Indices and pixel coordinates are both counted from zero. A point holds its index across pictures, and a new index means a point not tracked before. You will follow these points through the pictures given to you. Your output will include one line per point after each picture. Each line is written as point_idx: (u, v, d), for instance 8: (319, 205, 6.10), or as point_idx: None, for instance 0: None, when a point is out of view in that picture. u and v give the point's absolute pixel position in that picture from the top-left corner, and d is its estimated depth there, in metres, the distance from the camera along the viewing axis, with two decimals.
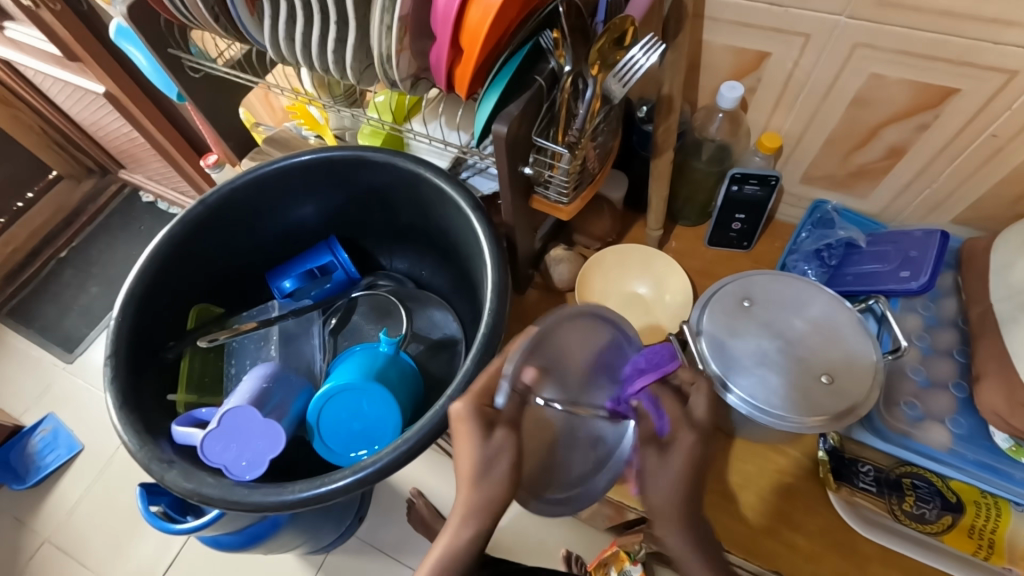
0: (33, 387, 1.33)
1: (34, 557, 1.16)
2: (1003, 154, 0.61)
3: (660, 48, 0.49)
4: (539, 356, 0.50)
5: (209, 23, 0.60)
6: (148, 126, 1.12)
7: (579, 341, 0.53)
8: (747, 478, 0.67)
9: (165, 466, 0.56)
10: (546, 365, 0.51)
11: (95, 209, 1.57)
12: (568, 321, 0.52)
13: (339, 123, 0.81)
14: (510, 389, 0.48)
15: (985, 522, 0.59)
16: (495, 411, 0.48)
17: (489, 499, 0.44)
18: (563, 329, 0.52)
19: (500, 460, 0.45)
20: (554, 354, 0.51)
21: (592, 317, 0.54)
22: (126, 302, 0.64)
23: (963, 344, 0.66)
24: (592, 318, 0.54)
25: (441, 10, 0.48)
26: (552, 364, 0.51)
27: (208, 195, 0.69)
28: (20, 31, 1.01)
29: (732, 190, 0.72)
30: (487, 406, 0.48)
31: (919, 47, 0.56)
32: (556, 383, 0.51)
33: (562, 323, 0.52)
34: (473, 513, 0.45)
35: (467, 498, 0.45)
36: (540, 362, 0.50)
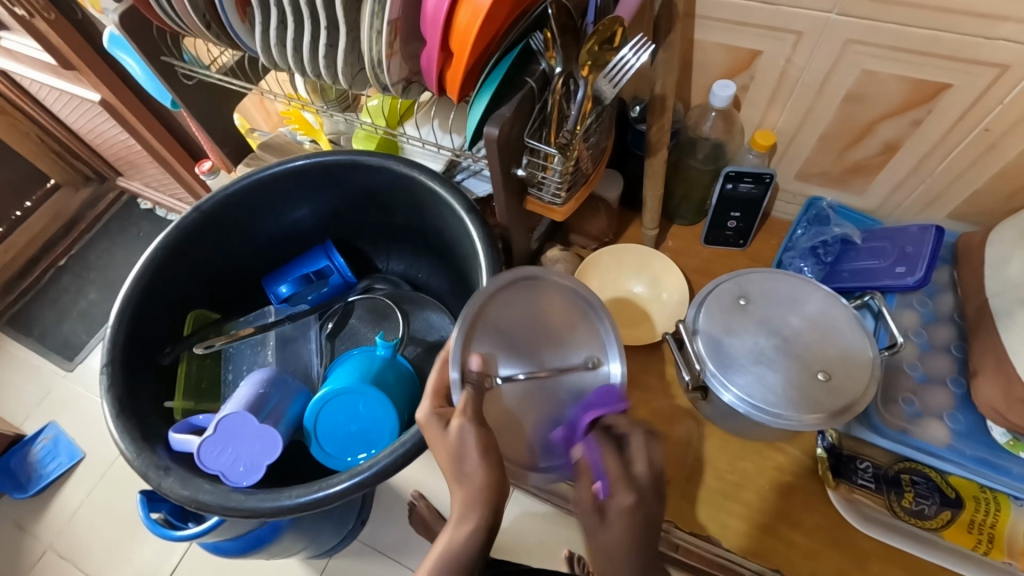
0: (34, 395, 1.34)
1: (36, 565, 1.16)
2: (997, 148, 0.61)
3: (650, 47, 0.49)
4: (478, 339, 0.52)
5: (201, 30, 0.60)
6: (144, 133, 1.12)
7: (514, 308, 0.55)
8: (746, 477, 0.67)
9: (162, 473, 0.56)
10: (488, 348, 0.52)
11: (93, 216, 1.57)
12: (496, 294, 0.55)
13: (335, 127, 0.83)
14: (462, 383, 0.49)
15: (985, 517, 0.59)
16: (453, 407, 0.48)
17: (483, 494, 0.43)
18: (493, 304, 0.54)
19: (468, 444, 0.44)
20: (493, 330, 0.53)
21: (519, 282, 0.56)
22: (123, 309, 0.64)
23: (960, 339, 0.66)
24: (520, 285, 0.56)
25: (430, 13, 0.48)
26: (495, 341, 0.53)
27: (203, 201, 0.69)
28: (15, 40, 1.02)
29: (727, 188, 0.72)
30: (443, 407, 0.49)
31: (911, 43, 0.56)
32: (506, 356, 0.53)
33: (490, 298, 0.54)
34: (469, 508, 0.43)
35: (462, 497, 0.44)
36: (480, 348, 0.52)
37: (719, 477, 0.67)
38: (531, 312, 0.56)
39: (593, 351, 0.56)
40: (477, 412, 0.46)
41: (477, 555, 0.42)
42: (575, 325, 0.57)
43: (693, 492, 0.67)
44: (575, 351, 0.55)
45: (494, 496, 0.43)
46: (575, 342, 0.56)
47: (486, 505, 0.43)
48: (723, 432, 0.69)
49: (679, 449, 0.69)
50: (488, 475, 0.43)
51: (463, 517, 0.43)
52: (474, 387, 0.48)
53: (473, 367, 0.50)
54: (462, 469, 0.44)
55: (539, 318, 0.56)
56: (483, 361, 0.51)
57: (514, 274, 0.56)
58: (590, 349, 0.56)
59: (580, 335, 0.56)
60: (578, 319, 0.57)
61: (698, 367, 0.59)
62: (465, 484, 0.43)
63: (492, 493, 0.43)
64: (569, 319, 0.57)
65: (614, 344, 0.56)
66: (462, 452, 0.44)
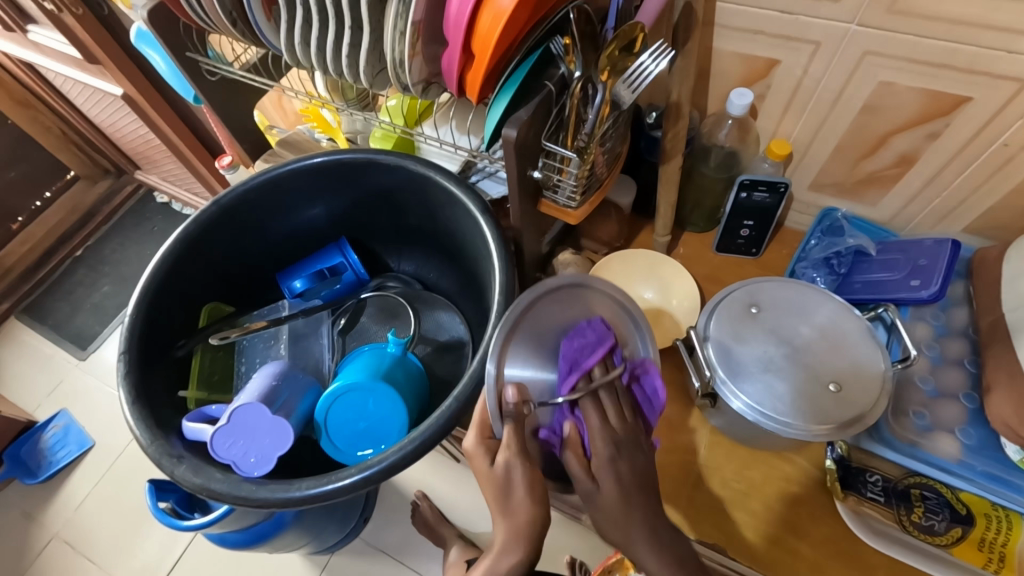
0: (47, 383, 1.35)
1: (43, 552, 1.17)
2: (1014, 163, 0.61)
3: (669, 54, 0.50)
4: (510, 360, 0.53)
5: (226, 27, 0.61)
6: (164, 128, 1.14)
7: (543, 321, 0.56)
8: (753, 486, 0.67)
9: (175, 461, 0.56)
10: (520, 370, 0.52)
11: (110, 209, 1.60)
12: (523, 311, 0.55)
13: (352, 126, 0.83)
14: (505, 420, 0.49)
15: (996, 535, 0.58)
16: (497, 441, 0.51)
17: (526, 531, 0.46)
18: (520, 324, 0.55)
19: (513, 481, 0.47)
20: (523, 347, 0.54)
21: (545, 292, 0.57)
22: (140, 300, 0.65)
23: (973, 354, 0.66)
24: (546, 298, 0.57)
25: (453, 16, 0.49)
26: (527, 358, 0.53)
27: (221, 196, 0.70)
28: (42, 34, 1.03)
29: (740, 197, 0.72)
30: (488, 440, 0.51)
31: (929, 55, 0.56)
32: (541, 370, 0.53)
33: (516, 318, 0.55)
34: (514, 543, 0.46)
35: (506, 530, 0.46)
36: (513, 371, 0.52)
37: (725, 485, 0.67)
38: (562, 322, 0.56)
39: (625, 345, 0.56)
40: (521, 445, 0.48)
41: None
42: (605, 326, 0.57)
43: (698, 500, 0.67)
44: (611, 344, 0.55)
45: (537, 535, 0.46)
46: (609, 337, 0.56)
47: (529, 540, 0.46)
48: (731, 440, 0.69)
49: (685, 456, 0.69)
50: (532, 510, 0.46)
51: (505, 551, 0.46)
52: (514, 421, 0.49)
53: (510, 402, 0.49)
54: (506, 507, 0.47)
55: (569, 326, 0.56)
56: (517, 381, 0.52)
57: (537, 290, 0.56)
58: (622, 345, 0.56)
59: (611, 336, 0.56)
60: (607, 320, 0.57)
61: (708, 374, 0.60)
62: (508, 515, 0.47)
63: (536, 528, 0.46)
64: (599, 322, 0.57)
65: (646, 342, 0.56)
66: (507, 488, 0.47)
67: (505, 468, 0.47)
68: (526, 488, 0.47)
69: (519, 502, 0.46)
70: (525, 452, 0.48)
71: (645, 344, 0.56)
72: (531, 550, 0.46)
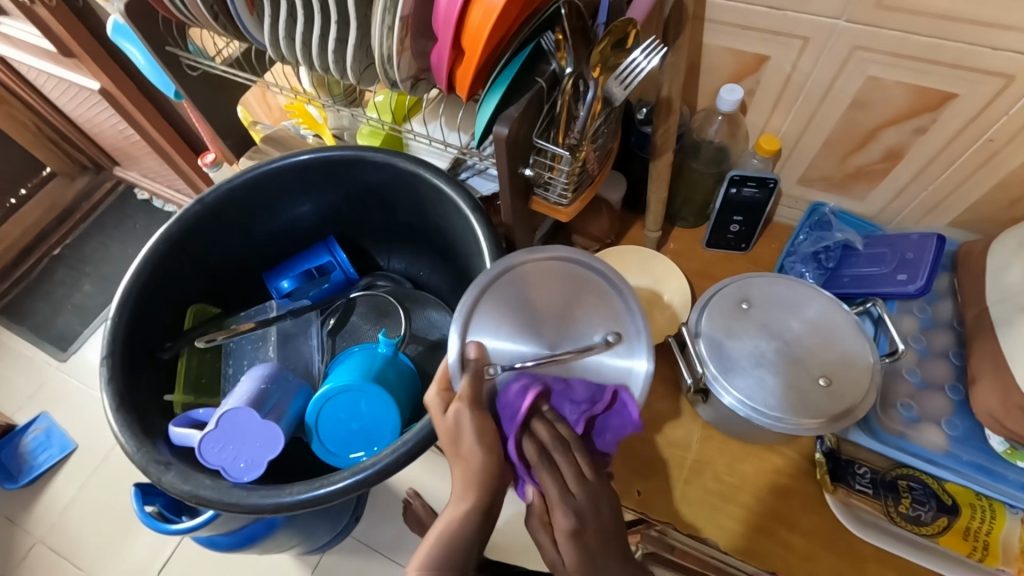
0: (26, 386, 1.32)
1: (27, 557, 1.15)
2: (999, 158, 0.62)
3: (661, 51, 0.50)
4: (484, 316, 0.55)
5: (208, 21, 0.60)
6: (146, 125, 1.11)
7: (526, 288, 0.56)
8: (744, 479, 0.67)
9: (163, 468, 0.55)
10: (496, 329, 0.54)
11: (89, 207, 1.56)
12: (503, 274, 0.57)
13: (337, 122, 0.81)
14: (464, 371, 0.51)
15: (980, 524, 0.60)
16: (454, 392, 0.51)
17: (482, 476, 0.45)
18: (499, 285, 0.56)
19: (464, 426, 0.47)
20: (500, 307, 0.55)
21: (532, 262, 0.57)
22: (123, 301, 0.64)
23: (959, 346, 0.67)
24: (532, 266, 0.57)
25: (443, 13, 0.49)
26: (503, 320, 0.55)
27: (206, 194, 0.69)
28: (16, 27, 1.00)
29: (730, 192, 0.72)
30: (447, 392, 0.52)
31: (916, 51, 0.56)
32: (514, 336, 0.54)
33: (496, 278, 0.56)
34: (468, 491, 0.45)
35: (461, 478, 0.46)
36: (485, 324, 0.54)
37: (717, 479, 0.67)
38: (547, 291, 0.56)
39: (613, 325, 0.55)
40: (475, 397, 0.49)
41: (473, 530, 0.44)
42: (591, 300, 0.56)
43: (690, 494, 0.67)
44: (594, 328, 0.55)
45: (491, 481, 0.45)
46: (593, 317, 0.56)
47: (484, 488, 0.45)
48: (722, 435, 0.69)
49: (678, 451, 0.70)
50: (484, 457, 0.45)
51: (462, 497, 0.45)
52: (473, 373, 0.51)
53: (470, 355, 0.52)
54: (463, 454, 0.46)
55: (552, 298, 0.56)
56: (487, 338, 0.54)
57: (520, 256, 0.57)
58: (609, 324, 0.55)
59: (595, 310, 0.56)
60: (595, 293, 0.56)
61: (700, 369, 0.60)
62: (463, 462, 0.46)
63: (492, 477, 0.45)
64: (585, 294, 0.57)
65: (636, 323, 0.55)
66: (458, 432, 0.47)
67: (458, 414, 0.48)
68: (477, 434, 0.46)
69: (473, 450, 0.46)
70: (475, 401, 0.48)
71: (636, 328, 0.55)
72: (487, 499, 0.45)
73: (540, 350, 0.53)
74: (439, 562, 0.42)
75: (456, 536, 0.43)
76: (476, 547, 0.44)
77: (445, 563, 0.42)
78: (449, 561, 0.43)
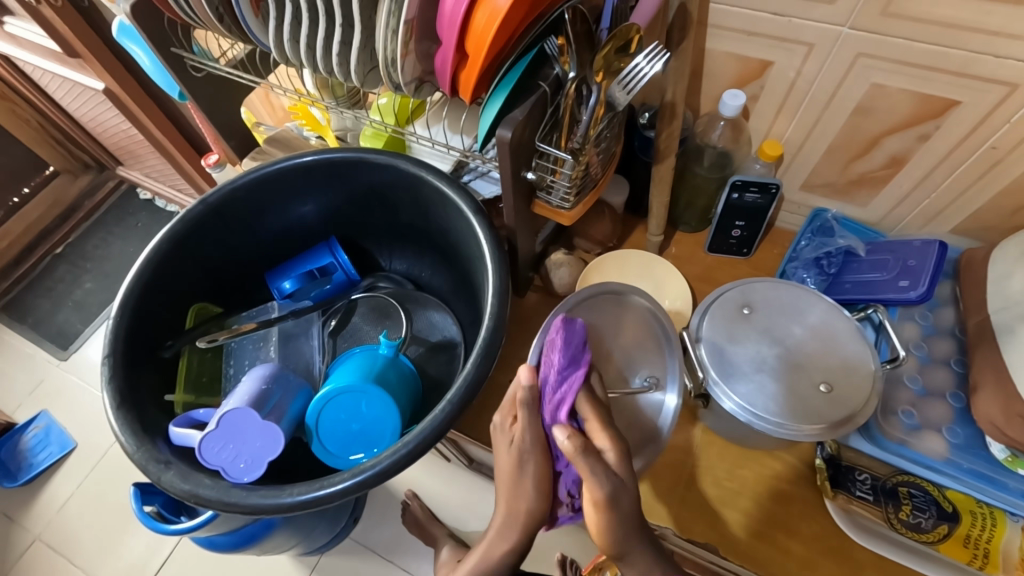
0: (26, 384, 1.32)
1: (24, 556, 1.15)
2: (1002, 166, 0.61)
3: (664, 56, 0.49)
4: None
5: (213, 22, 0.60)
6: (150, 125, 1.12)
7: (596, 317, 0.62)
8: (744, 484, 0.67)
9: (163, 467, 0.55)
10: None
11: (92, 205, 1.57)
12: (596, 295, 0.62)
13: (341, 123, 0.82)
14: (523, 403, 0.50)
15: (981, 532, 0.59)
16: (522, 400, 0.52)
17: (525, 519, 0.50)
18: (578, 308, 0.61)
19: (526, 466, 0.50)
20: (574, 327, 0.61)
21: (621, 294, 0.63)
22: (125, 300, 0.64)
23: (960, 354, 0.66)
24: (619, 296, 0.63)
25: (448, 14, 0.49)
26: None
27: (209, 194, 0.69)
28: (21, 26, 1.01)
29: (733, 197, 0.72)
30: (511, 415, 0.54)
31: (919, 58, 0.56)
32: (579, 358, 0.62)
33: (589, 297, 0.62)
34: (510, 528, 0.50)
35: (508, 513, 0.50)
36: None
37: (717, 484, 0.67)
38: (610, 325, 0.63)
39: (655, 369, 0.62)
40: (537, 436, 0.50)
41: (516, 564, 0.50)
42: (646, 345, 0.63)
43: (689, 498, 0.67)
44: (641, 370, 0.62)
45: (535, 524, 0.50)
46: (645, 360, 0.63)
47: (524, 528, 0.50)
48: (723, 440, 0.69)
49: (678, 455, 0.70)
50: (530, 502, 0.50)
51: (503, 535, 0.50)
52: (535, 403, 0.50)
53: (524, 383, 0.50)
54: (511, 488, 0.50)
55: (613, 334, 0.63)
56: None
57: (602, 287, 0.62)
58: (652, 368, 0.62)
59: (646, 356, 0.63)
60: (648, 338, 0.63)
61: (701, 374, 0.60)
62: (512, 493, 0.50)
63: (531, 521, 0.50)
64: (640, 336, 0.63)
65: (674, 373, 0.61)
66: (521, 469, 0.50)
67: (517, 445, 0.50)
68: (536, 479, 0.49)
69: (525, 492, 0.50)
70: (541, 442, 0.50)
71: (673, 378, 0.61)
72: (525, 539, 0.50)
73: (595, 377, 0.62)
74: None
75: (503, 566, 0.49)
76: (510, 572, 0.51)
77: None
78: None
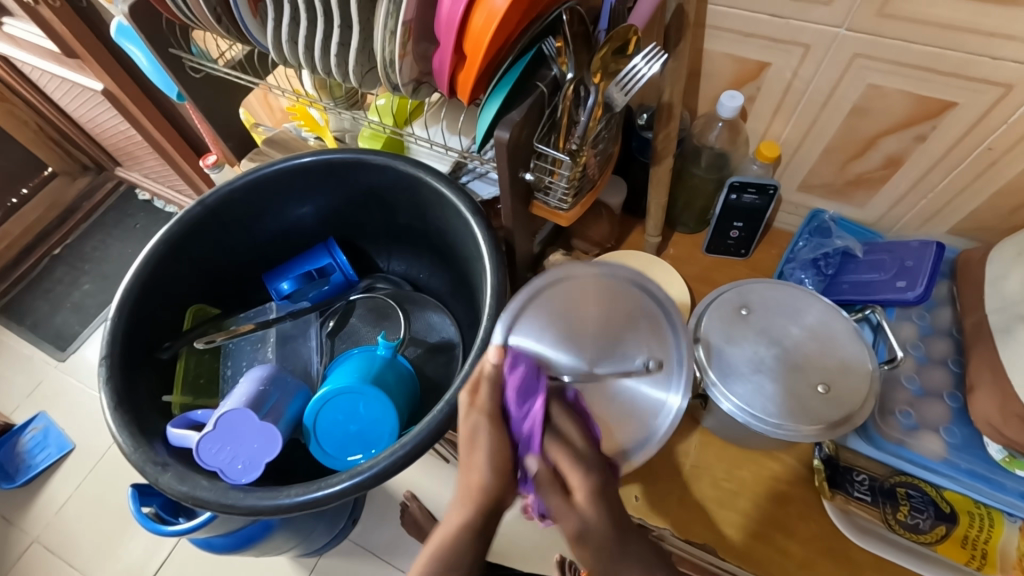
0: (24, 386, 1.32)
1: (22, 558, 1.15)
2: (998, 166, 0.62)
3: (662, 57, 0.50)
4: (531, 322, 0.56)
5: (211, 23, 0.60)
6: (148, 126, 1.12)
7: (574, 303, 0.57)
8: (742, 485, 0.67)
9: (160, 468, 0.55)
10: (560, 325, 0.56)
11: (91, 206, 1.57)
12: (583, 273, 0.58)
13: (339, 124, 0.82)
14: (486, 379, 0.48)
15: (979, 533, 0.59)
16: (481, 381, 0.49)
17: (482, 494, 0.45)
18: (551, 291, 0.57)
19: (481, 439, 0.46)
20: (548, 313, 0.56)
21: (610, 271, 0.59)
22: (123, 301, 0.64)
23: (958, 354, 0.66)
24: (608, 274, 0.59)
25: (445, 17, 0.49)
26: (550, 326, 0.56)
27: (207, 195, 0.69)
28: (19, 27, 1.01)
29: (731, 198, 0.72)
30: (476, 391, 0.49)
31: (914, 59, 0.56)
32: (558, 344, 0.55)
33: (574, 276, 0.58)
34: (464, 503, 0.45)
35: (463, 489, 0.46)
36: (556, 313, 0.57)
37: (715, 485, 0.67)
38: (602, 305, 0.57)
39: (655, 351, 0.56)
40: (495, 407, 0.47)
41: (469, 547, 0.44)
42: (641, 325, 0.57)
43: (688, 499, 0.67)
44: (638, 352, 0.56)
45: (490, 502, 0.45)
46: (642, 341, 0.56)
47: (480, 505, 0.45)
48: (721, 440, 0.69)
49: (677, 456, 0.69)
50: (486, 475, 0.45)
51: (459, 509, 0.45)
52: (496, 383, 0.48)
53: (491, 361, 0.49)
54: (469, 457, 0.46)
55: (604, 314, 0.57)
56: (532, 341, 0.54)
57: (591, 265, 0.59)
58: (651, 349, 0.56)
59: (645, 337, 0.56)
60: (642, 317, 0.57)
61: (699, 375, 0.60)
62: (468, 467, 0.46)
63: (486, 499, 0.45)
64: (632, 316, 0.57)
65: (676, 356, 0.55)
66: (473, 440, 0.46)
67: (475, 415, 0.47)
68: (488, 453, 0.45)
69: (479, 464, 0.45)
70: (496, 417, 0.47)
71: (677, 360, 0.55)
72: (481, 517, 0.45)
73: (580, 364, 0.54)
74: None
75: (452, 547, 0.44)
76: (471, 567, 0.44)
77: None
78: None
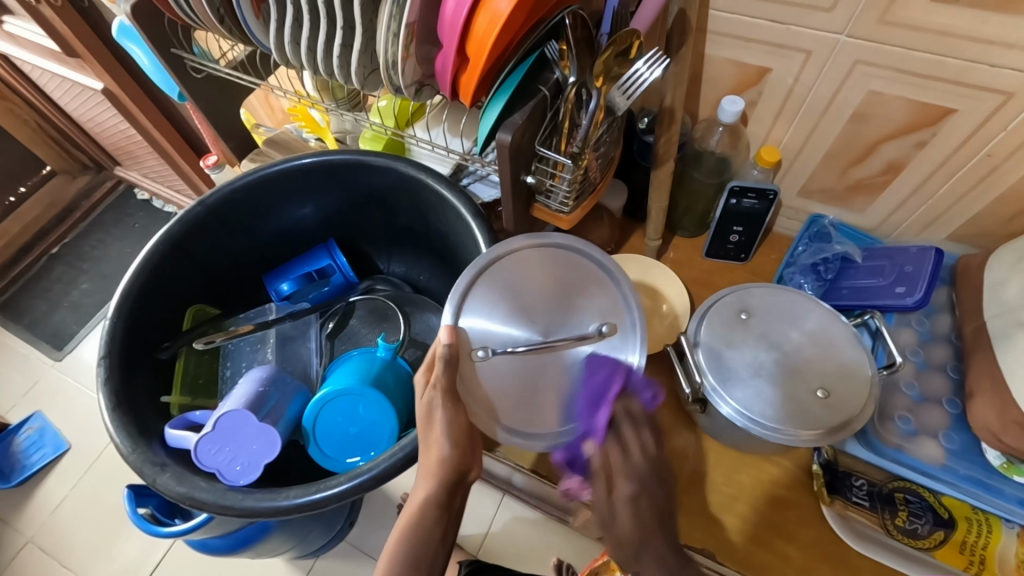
0: (20, 385, 1.32)
1: (16, 558, 1.14)
2: (998, 173, 0.62)
3: (663, 62, 0.50)
4: (479, 299, 0.54)
5: (214, 24, 0.60)
6: (148, 126, 1.11)
7: (524, 278, 0.55)
8: (741, 490, 0.67)
9: (158, 469, 0.55)
10: (506, 305, 0.54)
11: (90, 205, 1.56)
12: (531, 246, 0.56)
13: (341, 125, 0.82)
14: (439, 359, 0.50)
15: (977, 539, 0.59)
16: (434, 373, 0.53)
17: (442, 470, 0.51)
18: (496, 269, 0.55)
19: (437, 415, 0.51)
20: (497, 289, 0.54)
21: (554, 243, 0.56)
22: (123, 300, 0.64)
23: (956, 360, 0.67)
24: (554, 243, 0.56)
25: (448, 19, 0.49)
26: (501, 300, 0.54)
27: (208, 196, 0.69)
28: (20, 26, 1.01)
29: (731, 202, 0.72)
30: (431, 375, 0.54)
31: (915, 66, 0.57)
32: (509, 318, 0.53)
33: (521, 249, 0.56)
34: (428, 480, 0.52)
35: (424, 467, 0.52)
36: (502, 292, 0.54)
37: (714, 490, 0.67)
38: (552, 275, 0.55)
39: (607, 316, 0.54)
40: (450, 385, 0.51)
41: (433, 516, 0.52)
42: (590, 290, 0.55)
43: (687, 505, 0.67)
44: (589, 317, 0.54)
45: (450, 475, 0.51)
46: (591, 306, 0.55)
47: (439, 480, 0.51)
48: (720, 445, 0.69)
49: (676, 461, 0.69)
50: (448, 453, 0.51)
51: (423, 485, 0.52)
52: (449, 362, 0.50)
53: (444, 342, 0.51)
54: (429, 443, 0.52)
55: (553, 285, 0.55)
56: (482, 319, 0.53)
57: (540, 239, 0.56)
58: (604, 314, 0.55)
59: (596, 301, 0.55)
60: (592, 281, 0.56)
61: (699, 379, 0.60)
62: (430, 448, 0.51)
63: (450, 474, 0.51)
64: (582, 283, 0.55)
65: (628, 318, 0.54)
66: (430, 421, 0.51)
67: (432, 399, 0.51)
68: (446, 427, 0.51)
69: (438, 440, 0.51)
70: (451, 395, 0.51)
71: (631, 322, 0.54)
72: (442, 491, 0.52)
73: (534, 335, 0.53)
74: (403, 556, 0.51)
75: (417, 525, 0.51)
76: (437, 533, 0.52)
77: (407, 558, 0.51)
78: (408, 556, 0.51)
